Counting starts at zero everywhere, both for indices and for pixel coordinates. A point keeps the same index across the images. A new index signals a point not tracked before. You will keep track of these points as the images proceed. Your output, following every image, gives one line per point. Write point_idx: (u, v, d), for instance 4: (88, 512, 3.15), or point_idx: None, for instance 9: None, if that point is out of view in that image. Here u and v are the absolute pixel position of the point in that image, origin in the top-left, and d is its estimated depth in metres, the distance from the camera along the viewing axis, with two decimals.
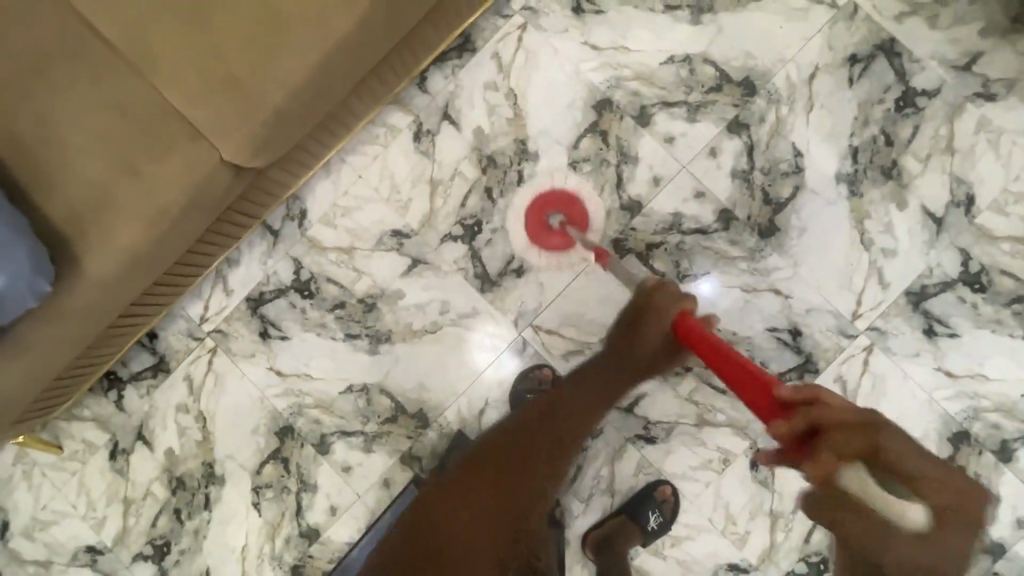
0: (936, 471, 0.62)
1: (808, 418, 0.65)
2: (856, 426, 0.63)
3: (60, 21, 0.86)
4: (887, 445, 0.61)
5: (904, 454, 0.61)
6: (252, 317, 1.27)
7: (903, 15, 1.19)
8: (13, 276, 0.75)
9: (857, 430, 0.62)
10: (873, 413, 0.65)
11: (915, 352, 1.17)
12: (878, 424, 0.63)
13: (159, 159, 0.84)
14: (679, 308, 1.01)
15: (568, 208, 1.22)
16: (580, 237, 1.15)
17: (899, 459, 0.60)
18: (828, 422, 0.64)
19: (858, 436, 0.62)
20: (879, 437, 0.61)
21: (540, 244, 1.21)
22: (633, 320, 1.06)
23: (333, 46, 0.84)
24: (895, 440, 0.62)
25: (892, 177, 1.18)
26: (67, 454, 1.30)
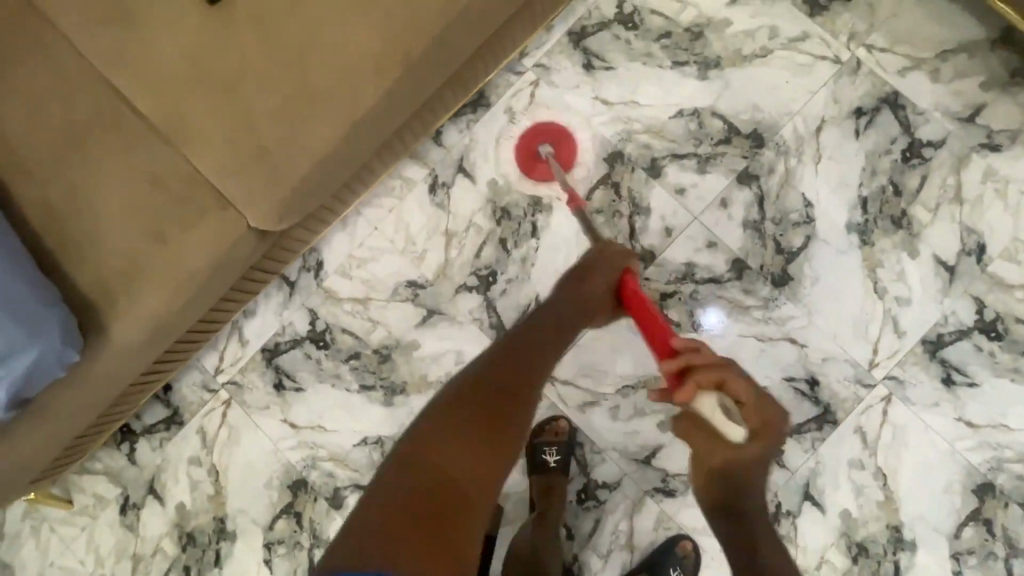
0: (764, 408, 0.87)
1: (682, 360, 0.87)
2: (714, 369, 0.87)
3: (97, 95, 0.89)
4: (730, 382, 0.86)
5: (743, 392, 0.86)
6: (267, 368, 1.28)
7: (905, 70, 1.22)
8: (43, 349, 0.76)
9: (717, 369, 0.86)
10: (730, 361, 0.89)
11: (934, 402, 1.16)
12: (728, 367, 0.87)
13: (186, 226, 0.86)
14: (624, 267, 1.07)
15: (559, 142, 1.26)
16: (560, 172, 1.19)
17: (739, 390, 0.86)
18: (695, 364, 0.87)
19: (716, 372, 0.86)
20: (727, 377, 0.86)
21: (525, 168, 1.26)
22: (581, 275, 1.05)
23: (360, 114, 0.86)
24: (738, 379, 0.87)
25: (902, 226, 1.20)
26: (77, 509, 1.28)
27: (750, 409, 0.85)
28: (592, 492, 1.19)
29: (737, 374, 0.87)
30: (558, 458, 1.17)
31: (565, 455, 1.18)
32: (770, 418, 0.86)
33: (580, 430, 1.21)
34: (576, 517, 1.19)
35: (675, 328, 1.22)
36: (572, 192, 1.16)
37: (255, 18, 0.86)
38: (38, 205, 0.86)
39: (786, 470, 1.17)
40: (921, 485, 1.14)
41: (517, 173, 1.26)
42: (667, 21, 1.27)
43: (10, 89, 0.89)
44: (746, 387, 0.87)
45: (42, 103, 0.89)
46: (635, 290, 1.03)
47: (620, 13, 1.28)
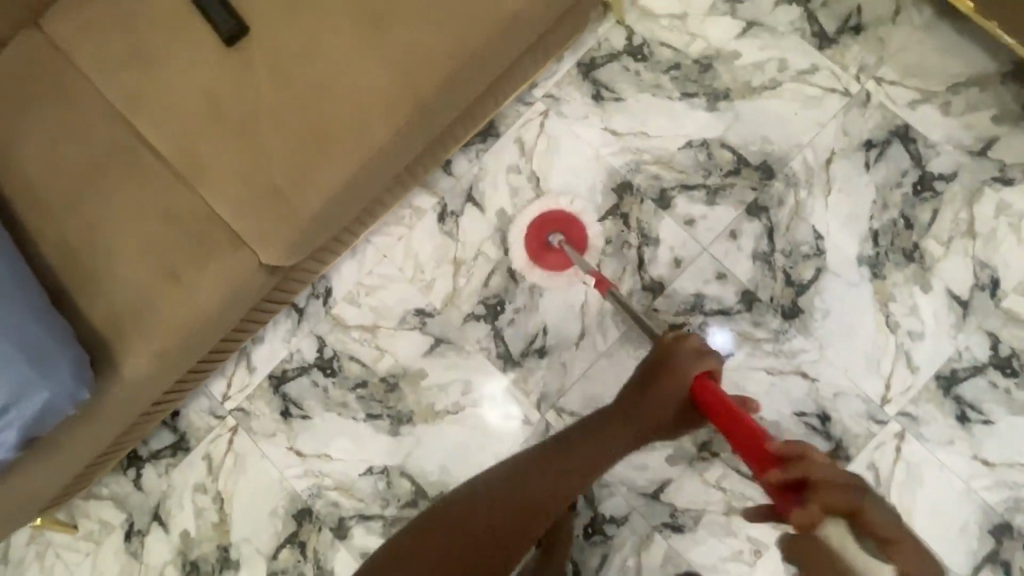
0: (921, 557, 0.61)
1: (794, 471, 0.68)
2: (837, 485, 0.65)
3: (113, 131, 0.91)
4: (869, 509, 0.62)
5: (887, 526, 0.61)
6: (274, 395, 1.28)
7: (915, 102, 1.22)
8: (55, 389, 0.77)
9: (841, 487, 0.64)
10: (859, 478, 0.66)
11: (949, 439, 1.14)
12: (858, 485, 0.65)
13: (199, 263, 0.87)
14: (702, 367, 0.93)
15: (568, 228, 1.24)
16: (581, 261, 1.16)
17: (882, 524, 0.61)
18: (806, 474, 0.67)
19: (841, 491, 0.64)
20: (862, 499, 0.63)
21: (537, 258, 1.24)
22: (647, 376, 0.97)
23: (372, 152, 0.87)
24: (877, 508, 0.63)
25: (914, 260, 1.19)
26: (82, 534, 1.28)
27: (902, 551, 0.60)
28: (600, 527, 1.17)
29: (878, 501, 0.63)
30: None
31: None
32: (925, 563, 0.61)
33: None
34: (583, 552, 1.17)
35: None
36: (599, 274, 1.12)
37: (271, 58, 0.88)
38: (57, 241, 0.88)
39: None
40: (936, 524, 1.12)
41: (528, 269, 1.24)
42: (676, 53, 1.28)
43: (31, 126, 0.91)
44: (891, 520, 0.63)
45: (60, 140, 0.91)
46: (715, 390, 0.87)
47: (630, 45, 1.29)
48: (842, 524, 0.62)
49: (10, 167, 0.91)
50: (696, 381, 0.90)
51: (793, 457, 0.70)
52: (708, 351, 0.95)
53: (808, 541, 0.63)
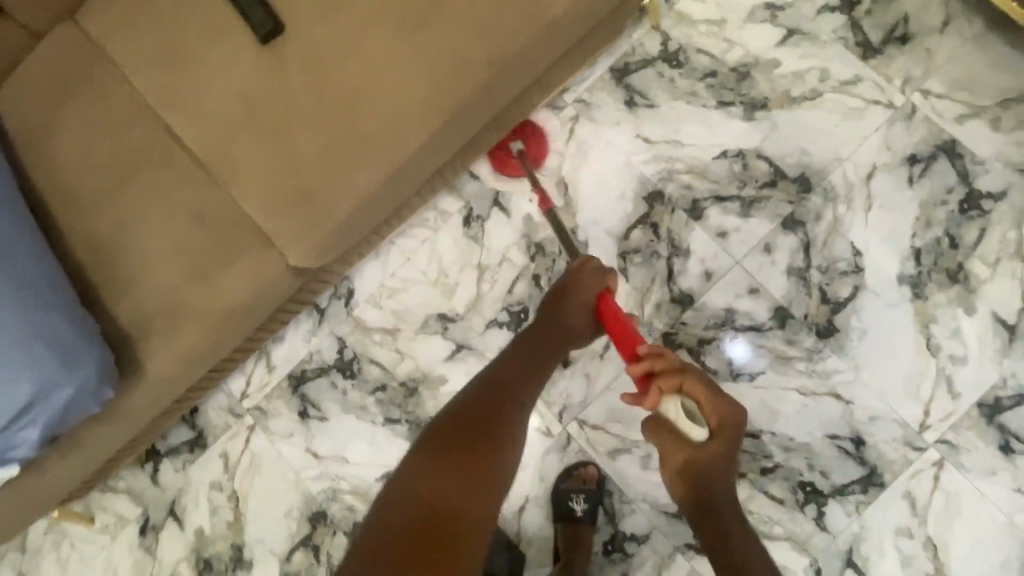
0: (725, 406, 0.87)
1: (646, 365, 0.87)
2: (674, 372, 0.87)
3: (146, 129, 0.90)
4: (689, 383, 0.86)
5: (701, 391, 0.86)
6: (293, 395, 1.26)
7: (963, 117, 1.17)
8: (79, 386, 0.76)
9: (675, 371, 0.87)
10: (689, 365, 0.89)
11: (991, 470, 1.09)
12: (688, 368, 0.87)
13: (224, 265, 0.86)
14: (602, 286, 1.01)
15: (531, 139, 1.24)
16: (531, 172, 1.19)
17: (696, 390, 0.86)
18: (659, 369, 0.87)
19: (674, 374, 0.87)
20: (686, 377, 0.86)
21: (495, 164, 1.24)
22: (555, 301, 1.01)
23: (404, 157, 0.85)
24: (696, 379, 0.87)
25: (958, 281, 1.14)
26: (98, 527, 1.28)
27: (710, 406, 0.86)
28: (620, 545, 1.14)
29: (696, 375, 0.87)
30: (585, 507, 1.12)
31: (592, 503, 1.12)
32: (731, 412, 0.87)
33: (609, 477, 1.17)
34: (601, 570, 1.14)
35: (712, 376, 1.17)
36: (542, 192, 1.17)
37: (306, 60, 0.87)
38: (86, 239, 0.88)
39: (827, 533, 1.11)
40: (975, 559, 1.07)
41: (487, 169, 1.27)
42: (713, 60, 1.25)
43: (66, 123, 0.91)
44: (706, 386, 0.87)
45: (94, 137, 0.90)
46: (612, 308, 0.98)
47: (665, 51, 1.27)
48: (676, 399, 0.85)
49: (45, 164, 0.91)
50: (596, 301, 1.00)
51: (652, 357, 0.88)
52: (607, 270, 1.03)
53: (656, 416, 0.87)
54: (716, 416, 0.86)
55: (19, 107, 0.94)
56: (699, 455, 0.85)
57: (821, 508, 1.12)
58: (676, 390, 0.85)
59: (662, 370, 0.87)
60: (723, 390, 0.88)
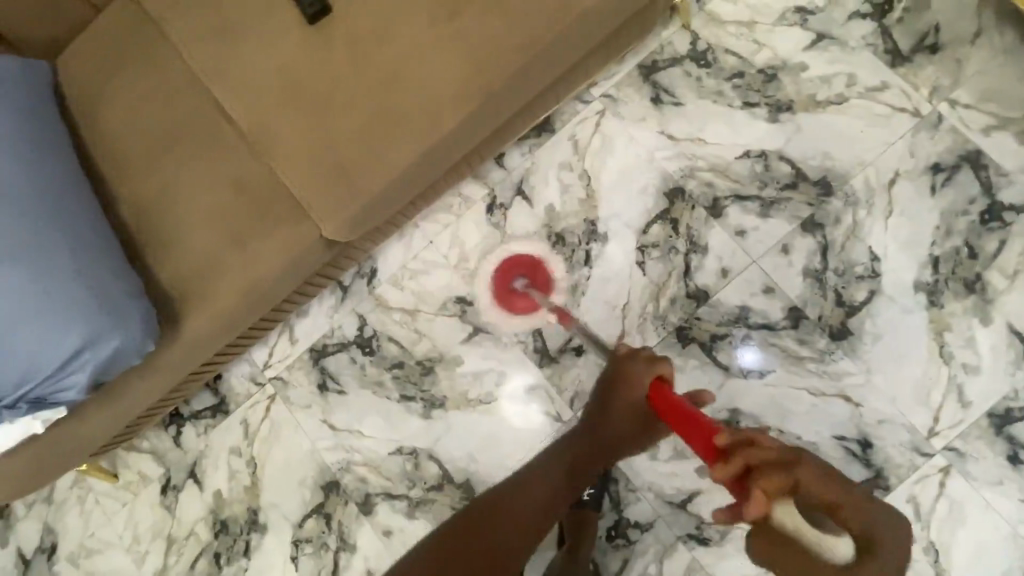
0: (844, 490, 0.73)
1: (739, 464, 0.71)
2: (783, 465, 0.71)
3: (194, 99, 0.94)
4: (804, 478, 0.71)
5: (817, 481, 0.71)
6: (313, 368, 1.31)
7: (989, 128, 1.18)
8: (125, 338, 0.82)
9: (780, 463, 0.71)
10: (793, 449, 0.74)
11: (997, 480, 1.09)
12: (792, 457, 0.72)
13: (261, 234, 0.90)
14: (653, 376, 0.95)
15: (532, 271, 1.27)
16: (541, 300, 1.20)
17: (814, 486, 0.71)
18: (757, 466, 0.71)
19: (780, 467, 0.71)
20: (799, 471, 0.71)
21: (504, 305, 1.26)
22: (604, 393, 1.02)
23: (437, 139, 0.89)
24: (808, 469, 0.72)
25: (975, 290, 1.14)
26: (121, 483, 1.34)
27: (829, 496, 0.72)
28: (623, 531, 1.17)
29: (805, 465, 0.72)
30: (591, 491, 1.16)
31: (598, 488, 1.16)
32: (852, 499, 0.73)
33: (615, 465, 1.19)
34: (604, 554, 1.17)
35: (723, 373, 1.19)
36: (561, 310, 1.16)
37: (350, 39, 0.91)
38: (133, 201, 0.93)
39: None
40: (976, 566, 1.08)
41: (487, 300, 1.27)
42: (741, 62, 1.27)
43: (119, 89, 0.96)
44: (821, 475, 0.72)
45: (145, 105, 0.95)
46: (668, 396, 0.89)
47: (694, 50, 1.28)
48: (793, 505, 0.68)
49: (98, 129, 0.96)
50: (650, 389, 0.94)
51: (740, 450, 0.72)
52: (657, 357, 0.98)
53: (766, 525, 0.70)
54: (840, 509, 0.72)
55: (77, 72, 1.00)
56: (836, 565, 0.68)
57: None
58: (790, 488, 0.70)
59: (761, 468, 0.71)
60: (834, 472, 0.75)
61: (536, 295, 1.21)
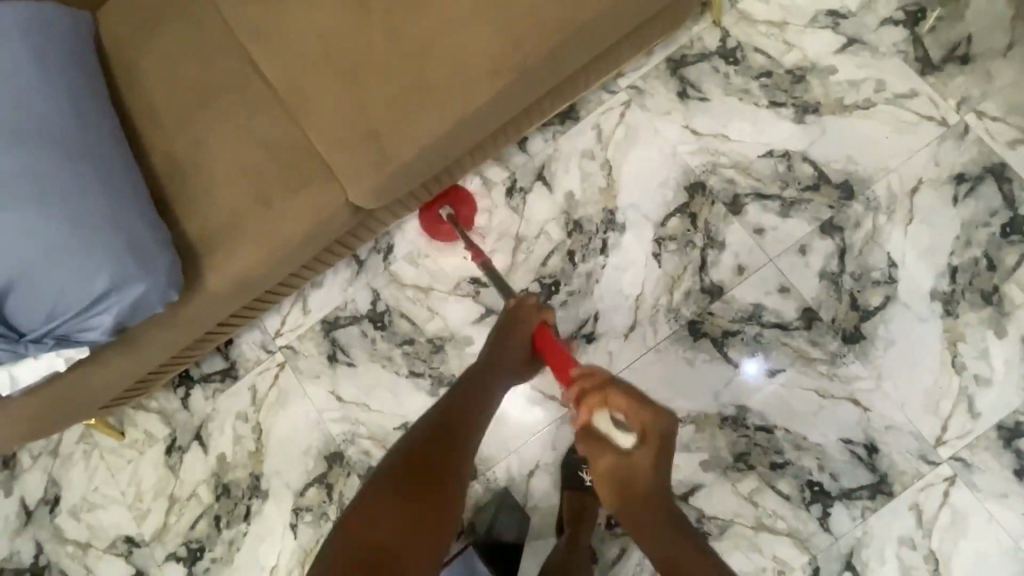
0: (650, 408, 0.83)
1: (573, 386, 0.85)
2: (600, 386, 0.84)
3: (233, 61, 0.96)
4: (613, 398, 0.83)
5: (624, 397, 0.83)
6: (324, 339, 1.32)
7: (1016, 142, 1.17)
8: (151, 285, 0.84)
9: (599, 383, 0.84)
10: (617, 377, 0.86)
11: (1003, 493, 1.09)
12: (611, 382, 0.84)
13: (286, 197, 0.91)
14: (539, 320, 1.01)
15: (457, 202, 1.24)
16: (463, 235, 1.19)
17: (619, 401, 0.83)
18: (585, 385, 0.84)
19: (598, 387, 0.84)
20: (608, 391, 0.83)
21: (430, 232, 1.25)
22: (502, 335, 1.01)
23: (468, 115, 0.90)
24: (620, 390, 0.84)
25: (991, 303, 1.14)
26: (127, 441, 1.35)
27: (636, 412, 0.83)
28: None
29: (621, 387, 0.84)
30: None
31: None
32: (660, 417, 0.83)
33: None
34: (602, 542, 1.17)
35: (731, 369, 1.19)
36: (479, 249, 1.15)
37: (389, 9, 0.92)
38: (166, 155, 0.94)
39: (829, 534, 1.12)
40: None
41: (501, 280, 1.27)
42: (770, 61, 1.27)
43: (161, 46, 0.98)
44: (629, 393, 0.84)
45: (185, 63, 0.97)
46: (549, 340, 0.98)
47: (723, 47, 1.29)
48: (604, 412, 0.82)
49: (135, 83, 0.98)
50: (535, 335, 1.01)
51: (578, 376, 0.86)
52: (541, 305, 1.04)
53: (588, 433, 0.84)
54: (642, 422, 0.82)
55: (119, 27, 1.01)
56: (628, 463, 0.83)
57: (826, 509, 1.13)
58: (601, 402, 0.83)
59: (589, 389, 0.84)
60: (647, 396, 0.84)
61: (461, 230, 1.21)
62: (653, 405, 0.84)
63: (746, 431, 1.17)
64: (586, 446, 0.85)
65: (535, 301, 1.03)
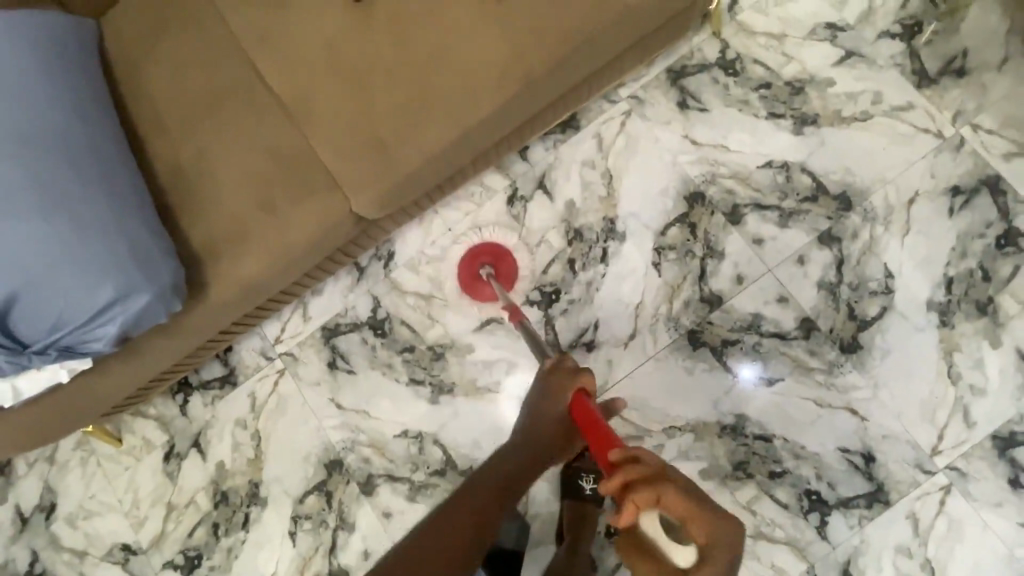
0: (720, 523, 0.62)
1: (615, 477, 0.68)
2: (650, 484, 0.65)
3: (238, 68, 0.97)
4: (667, 497, 0.64)
5: (681, 504, 0.63)
6: (324, 346, 1.31)
7: (1011, 154, 1.19)
8: (155, 295, 0.84)
9: (650, 480, 0.65)
10: (677, 471, 0.67)
11: (997, 502, 1.10)
12: (665, 478, 0.65)
13: (290, 204, 0.92)
14: (579, 386, 0.91)
15: (498, 261, 1.25)
16: (499, 291, 1.19)
17: (677, 506, 0.63)
18: (631, 477, 0.66)
19: (648, 484, 0.65)
20: (660, 488, 0.64)
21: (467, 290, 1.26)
22: (538, 408, 0.94)
23: (471, 124, 0.90)
24: (678, 491, 0.64)
25: (986, 313, 1.15)
26: (124, 448, 1.34)
27: (699, 526, 0.62)
28: None
29: (676, 485, 0.65)
30: (594, 487, 1.15)
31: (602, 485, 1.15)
32: (734, 535, 0.62)
33: None
34: (602, 550, 1.18)
35: (731, 378, 1.20)
36: (514, 307, 1.14)
37: (395, 17, 0.92)
38: (170, 161, 0.95)
39: (827, 543, 1.13)
40: None
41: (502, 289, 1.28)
42: (769, 72, 1.28)
43: (165, 52, 0.99)
44: (690, 497, 0.64)
45: (189, 69, 0.97)
46: (587, 412, 0.86)
47: (723, 58, 1.30)
48: (654, 517, 0.64)
49: (139, 88, 0.98)
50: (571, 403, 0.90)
51: (622, 465, 0.69)
52: (582, 369, 0.94)
53: (632, 539, 0.66)
54: (709, 542, 0.61)
55: (123, 32, 1.02)
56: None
57: (824, 517, 1.14)
58: (651, 506, 0.64)
59: (635, 483, 0.66)
60: (716, 503, 0.63)
61: (498, 288, 1.21)
62: (719, 513, 0.63)
63: (745, 440, 1.18)
64: (627, 554, 0.66)
65: (573, 367, 0.94)
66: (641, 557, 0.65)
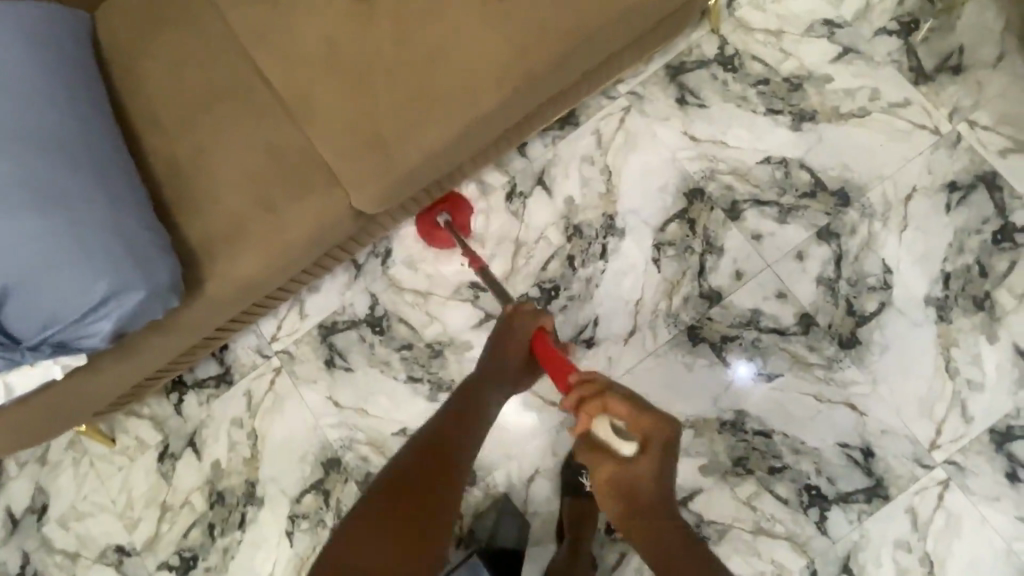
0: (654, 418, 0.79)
1: (572, 395, 0.80)
2: (601, 395, 0.79)
3: (235, 64, 0.95)
4: (613, 404, 0.79)
5: (627, 408, 0.79)
6: (321, 344, 1.30)
7: (1007, 151, 1.20)
8: (151, 292, 0.82)
9: (601, 392, 0.80)
10: (619, 384, 0.82)
11: (995, 496, 1.11)
12: (611, 389, 0.80)
13: (288, 201, 0.90)
14: (536, 327, 0.98)
15: (455, 209, 1.23)
16: (461, 242, 1.20)
17: (622, 410, 0.79)
18: (585, 392, 0.80)
19: (600, 396, 0.79)
20: (609, 397, 0.79)
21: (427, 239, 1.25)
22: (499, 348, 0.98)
23: (472, 121, 0.89)
24: (622, 398, 0.79)
25: (983, 309, 1.16)
26: (118, 448, 1.32)
27: (639, 423, 0.79)
28: None
29: (621, 394, 0.80)
30: None
31: None
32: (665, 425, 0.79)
33: None
34: (602, 547, 1.17)
35: (730, 374, 1.20)
36: (475, 256, 1.16)
37: (395, 14, 0.91)
38: (166, 157, 0.93)
39: (827, 538, 1.13)
40: None
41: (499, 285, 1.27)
42: (767, 69, 1.28)
43: (161, 48, 0.97)
44: (631, 402, 0.79)
45: (186, 65, 0.96)
46: (546, 347, 0.94)
47: (721, 54, 1.30)
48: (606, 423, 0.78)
49: (134, 85, 0.97)
50: (532, 340, 0.96)
51: (577, 384, 0.81)
52: (540, 312, 0.99)
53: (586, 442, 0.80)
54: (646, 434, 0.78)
55: (119, 28, 1.00)
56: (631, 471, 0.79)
57: (824, 512, 1.14)
58: (602, 412, 0.79)
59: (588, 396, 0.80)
60: (650, 404, 0.80)
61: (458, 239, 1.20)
62: (653, 411, 0.79)
63: (745, 435, 1.18)
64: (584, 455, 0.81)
65: (533, 312, 0.98)
66: (596, 454, 0.80)
